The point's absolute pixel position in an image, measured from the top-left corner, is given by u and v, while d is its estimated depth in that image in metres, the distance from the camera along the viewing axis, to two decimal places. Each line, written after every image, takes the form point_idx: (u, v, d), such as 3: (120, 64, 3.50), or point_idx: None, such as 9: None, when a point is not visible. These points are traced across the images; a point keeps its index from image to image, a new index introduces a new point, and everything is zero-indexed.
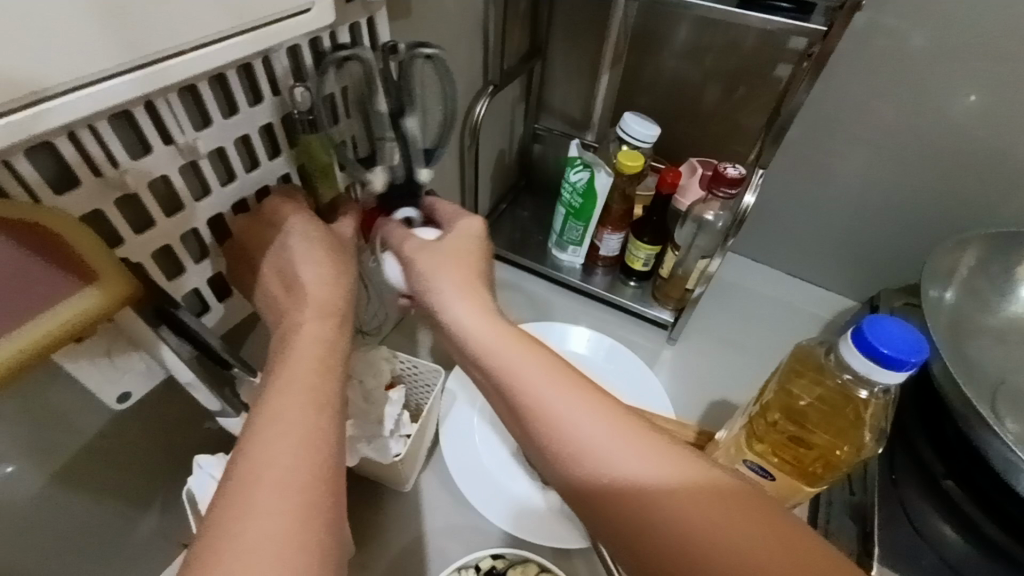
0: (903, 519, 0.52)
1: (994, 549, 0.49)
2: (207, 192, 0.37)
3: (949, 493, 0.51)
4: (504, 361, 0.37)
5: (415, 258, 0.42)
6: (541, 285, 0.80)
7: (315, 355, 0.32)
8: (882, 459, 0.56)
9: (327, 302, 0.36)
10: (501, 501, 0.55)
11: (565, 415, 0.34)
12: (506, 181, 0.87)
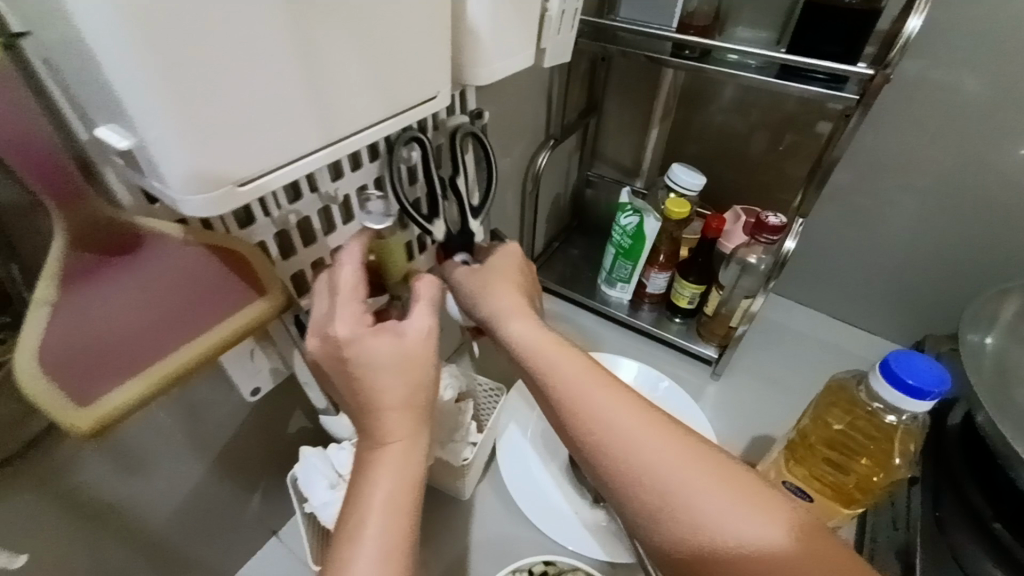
0: (948, 560, 0.51)
1: None
2: (333, 229, 0.46)
3: (998, 536, 0.50)
4: (573, 393, 0.39)
5: (472, 287, 0.47)
6: (591, 318, 0.86)
7: (398, 400, 0.36)
8: (926, 496, 0.55)
9: (404, 399, 0.36)
10: (552, 513, 0.60)
11: (633, 448, 0.36)
12: (560, 222, 0.95)
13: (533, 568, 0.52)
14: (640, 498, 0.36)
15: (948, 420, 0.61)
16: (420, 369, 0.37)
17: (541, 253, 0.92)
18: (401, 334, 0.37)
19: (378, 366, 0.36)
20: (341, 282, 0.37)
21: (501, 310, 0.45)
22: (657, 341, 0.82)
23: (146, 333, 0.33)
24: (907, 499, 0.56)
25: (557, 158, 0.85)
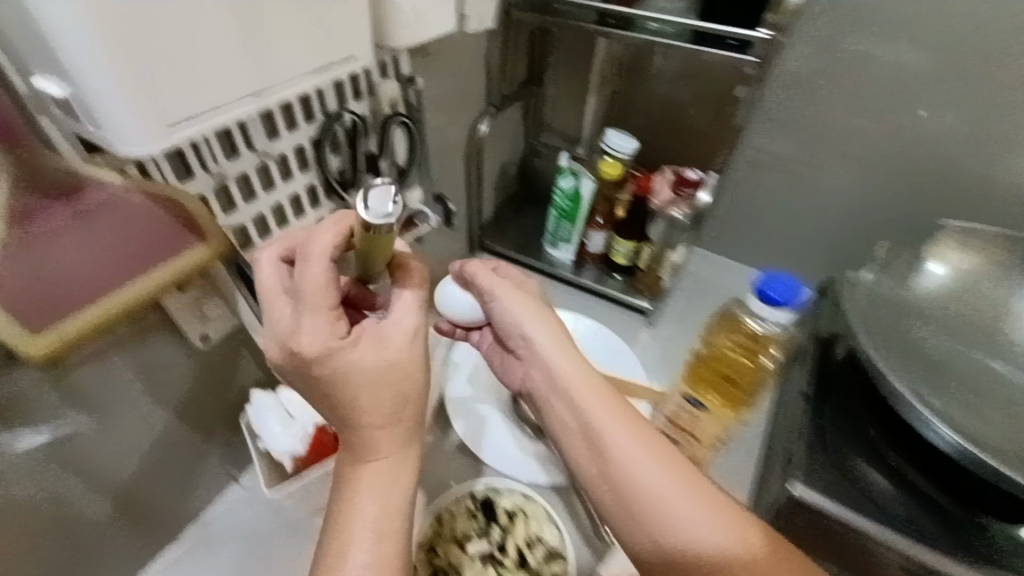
0: (836, 470, 0.58)
1: (920, 498, 0.56)
2: (272, 187, 0.49)
3: (876, 443, 0.60)
4: (601, 420, 0.45)
5: (505, 316, 0.51)
6: (537, 278, 0.91)
7: (390, 427, 0.39)
8: (823, 415, 0.62)
9: (388, 411, 0.39)
10: (494, 449, 0.65)
11: (644, 476, 0.43)
12: (508, 189, 1.00)
13: (476, 495, 0.58)
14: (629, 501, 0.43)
15: (835, 354, 0.67)
16: (405, 390, 0.39)
17: (490, 219, 0.97)
18: (383, 341, 0.38)
19: (370, 382, 0.38)
20: (312, 286, 0.36)
21: (528, 326, 0.50)
22: (599, 297, 0.88)
23: (108, 270, 0.37)
24: (800, 419, 0.63)
25: (501, 126, 0.89)
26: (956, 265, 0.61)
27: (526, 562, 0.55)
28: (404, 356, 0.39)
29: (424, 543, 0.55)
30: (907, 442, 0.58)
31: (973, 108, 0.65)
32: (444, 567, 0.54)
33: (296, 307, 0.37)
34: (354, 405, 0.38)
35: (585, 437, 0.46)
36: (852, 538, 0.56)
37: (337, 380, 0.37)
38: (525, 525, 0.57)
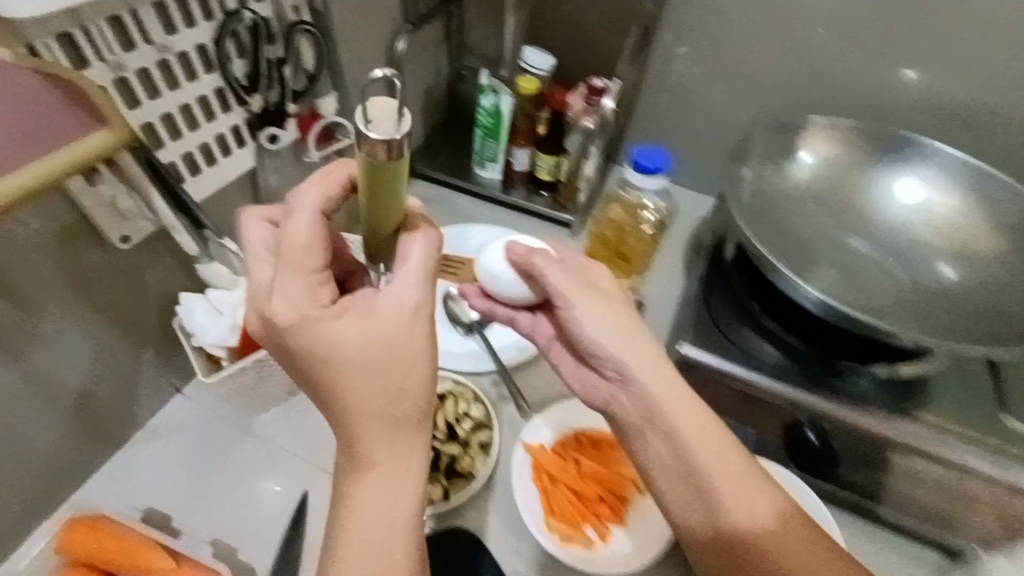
0: (723, 340, 0.64)
1: (798, 359, 0.63)
2: (178, 87, 0.50)
3: (758, 317, 0.66)
4: (665, 408, 0.49)
5: (579, 311, 0.51)
6: (468, 199, 0.94)
7: (390, 418, 0.38)
8: (713, 299, 0.68)
9: (386, 403, 0.38)
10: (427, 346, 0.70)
11: (701, 465, 0.48)
12: (436, 116, 1.00)
13: None
14: (700, 513, 0.48)
15: (725, 254, 0.73)
16: (403, 382, 0.38)
17: (420, 146, 0.98)
18: (372, 317, 0.38)
19: (368, 376, 0.37)
20: (295, 245, 0.37)
21: (605, 337, 0.50)
22: (524, 213, 0.92)
23: (18, 144, 0.39)
24: (696, 304, 0.69)
25: (421, 48, 0.89)
26: (824, 153, 0.67)
27: (456, 435, 0.61)
28: (397, 339, 0.38)
29: None
30: (786, 314, 0.65)
31: (850, 15, 0.71)
32: None
33: (286, 266, 0.37)
34: (352, 393, 0.37)
35: (660, 443, 0.50)
36: (738, 391, 0.62)
37: (320, 359, 0.37)
38: (455, 404, 0.63)
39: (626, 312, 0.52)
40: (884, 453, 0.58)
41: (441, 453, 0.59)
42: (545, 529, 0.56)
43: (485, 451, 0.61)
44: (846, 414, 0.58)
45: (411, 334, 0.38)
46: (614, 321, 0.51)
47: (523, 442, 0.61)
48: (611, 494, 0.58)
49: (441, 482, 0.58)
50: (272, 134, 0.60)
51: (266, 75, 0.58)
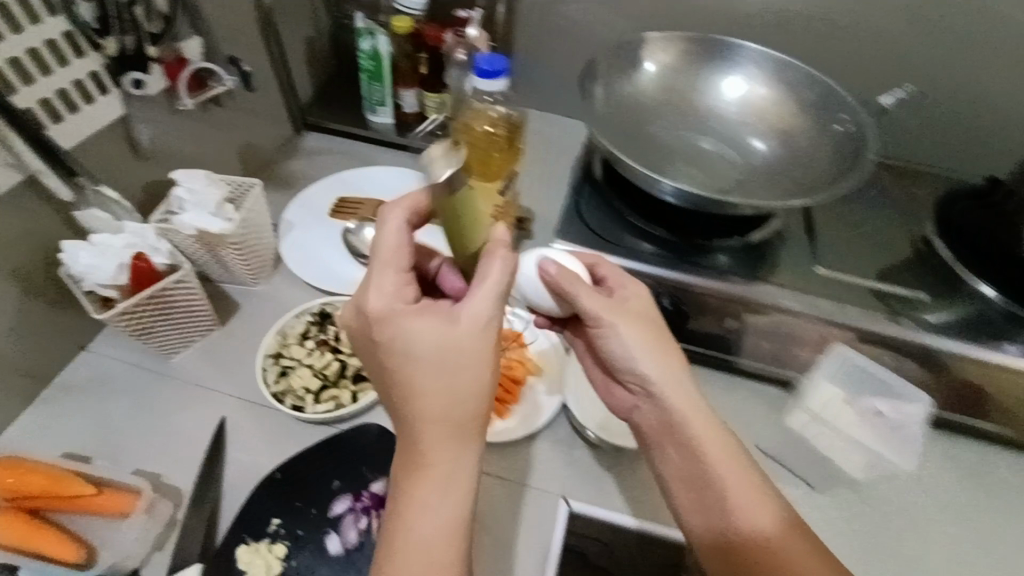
0: (601, 240, 0.70)
1: (672, 248, 0.69)
2: (21, 29, 0.53)
3: (630, 219, 0.72)
4: (682, 406, 0.52)
5: (612, 320, 0.53)
6: (364, 145, 0.96)
7: (444, 429, 0.42)
8: (589, 211, 0.74)
9: (461, 407, 0.42)
10: (333, 278, 0.75)
11: (719, 460, 0.50)
12: (325, 68, 1.00)
13: (315, 310, 0.68)
14: (708, 511, 0.50)
15: (594, 171, 0.78)
16: (460, 390, 0.42)
17: (312, 98, 0.98)
18: (450, 324, 0.42)
19: (445, 378, 0.42)
20: (385, 244, 0.45)
21: (639, 356, 0.53)
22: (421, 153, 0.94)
23: None
24: (579, 214, 0.73)
25: None
26: (663, 61, 0.75)
27: None
28: (462, 343, 0.42)
29: (272, 352, 0.65)
30: (652, 210, 0.72)
31: None
32: (289, 363, 0.64)
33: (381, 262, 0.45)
34: (413, 402, 0.42)
35: (678, 451, 0.53)
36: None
37: (397, 353, 0.42)
38: None
39: (660, 334, 0.54)
40: (736, 311, 0.66)
41: (348, 363, 0.64)
42: None
43: None
44: (701, 282, 0.66)
45: (476, 345, 0.42)
46: (654, 340, 0.54)
47: None
48: (505, 376, 0.65)
49: (349, 388, 0.63)
50: (137, 81, 0.62)
51: (115, 17, 0.58)
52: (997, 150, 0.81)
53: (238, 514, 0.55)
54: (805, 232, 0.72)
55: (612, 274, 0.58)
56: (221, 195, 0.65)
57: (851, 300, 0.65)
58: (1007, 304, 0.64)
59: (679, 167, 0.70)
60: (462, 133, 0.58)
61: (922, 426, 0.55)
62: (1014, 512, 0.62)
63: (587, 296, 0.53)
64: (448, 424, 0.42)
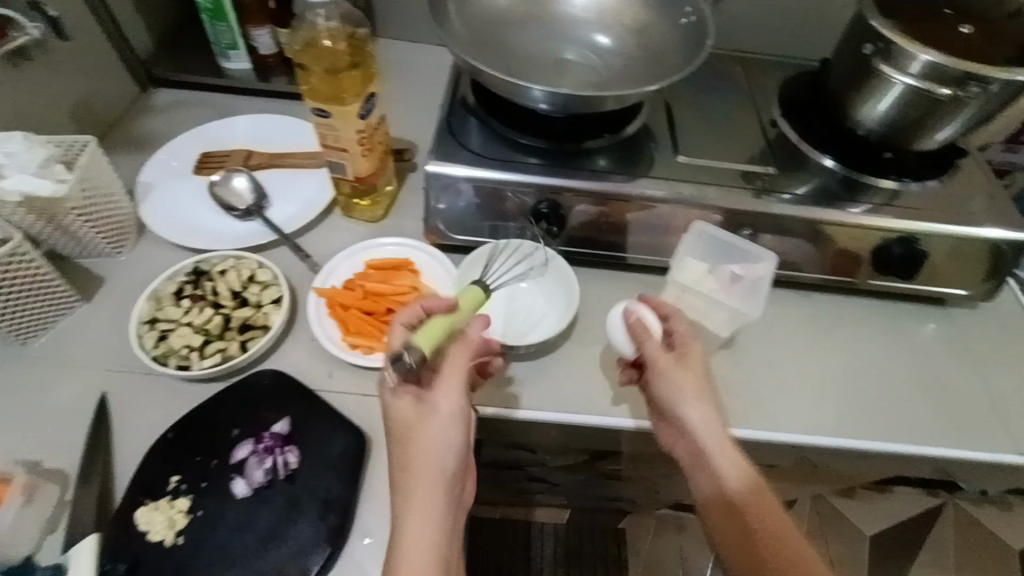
0: (475, 154, 0.68)
1: (550, 157, 0.69)
2: None
3: (505, 133, 0.71)
4: (720, 447, 0.56)
5: (663, 369, 0.58)
6: (225, 96, 0.89)
7: (429, 494, 0.48)
8: (464, 130, 0.72)
9: (434, 478, 0.48)
10: (205, 236, 0.71)
11: (737, 487, 0.55)
12: (165, 13, 0.91)
13: (188, 270, 0.65)
14: (721, 508, 0.56)
15: (467, 97, 0.77)
16: (440, 460, 0.49)
17: (155, 49, 0.89)
18: (430, 408, 0.50)
19: (422, 450, 0.49)
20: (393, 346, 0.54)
21: (682, 399, 0.57)
22: (289, 96, 0.89)
23: None
24: (455, 132, 0.71)
25: None
26: None
27: (246, 299, 0.64)
28: (440, 420, 0.50)
29: (146, 318, 0.62)
30: (533, 126, 0.72)
31: None
32: (167, 325, 0.61)
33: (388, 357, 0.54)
34: (405, 470, 0.49)
35: (709, 485, 0.57)
36: (496, 194, 0.67)
37: (397, 430, 0.50)
38: (238, 273, 0.65)
39: (701, 384, 0.58)
40: (614, 208, 0.68)
41: (232, 316, 0.63)
42: (340, 347, 0.62)
43: (278, 304, 0.64)
44: (586, 183, 0.67)
45: (452, 427, 0.50)
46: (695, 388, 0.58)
47: (314, 288, 0.66)
48: (399, 304, 0.65)
49: (237, 339, 0.61)
50: None
51: None
52: (817, 36, 0.91)
53: (132, 478, 0.53)
54: (666, 123, 0.77)
55: (675, 328, 0.61)
56: (46, 156, 0.61)
57: (716, 181, 0.70)
58: (842, 170, 0.72)
59: (545, 76, 0.71)
60: (304, 54, 0.63)
61: (770, 279, 0.65)
62: (859, 346, 0.73)
63: (653, 346, 0.58)
64: (426, 489, 0.48)
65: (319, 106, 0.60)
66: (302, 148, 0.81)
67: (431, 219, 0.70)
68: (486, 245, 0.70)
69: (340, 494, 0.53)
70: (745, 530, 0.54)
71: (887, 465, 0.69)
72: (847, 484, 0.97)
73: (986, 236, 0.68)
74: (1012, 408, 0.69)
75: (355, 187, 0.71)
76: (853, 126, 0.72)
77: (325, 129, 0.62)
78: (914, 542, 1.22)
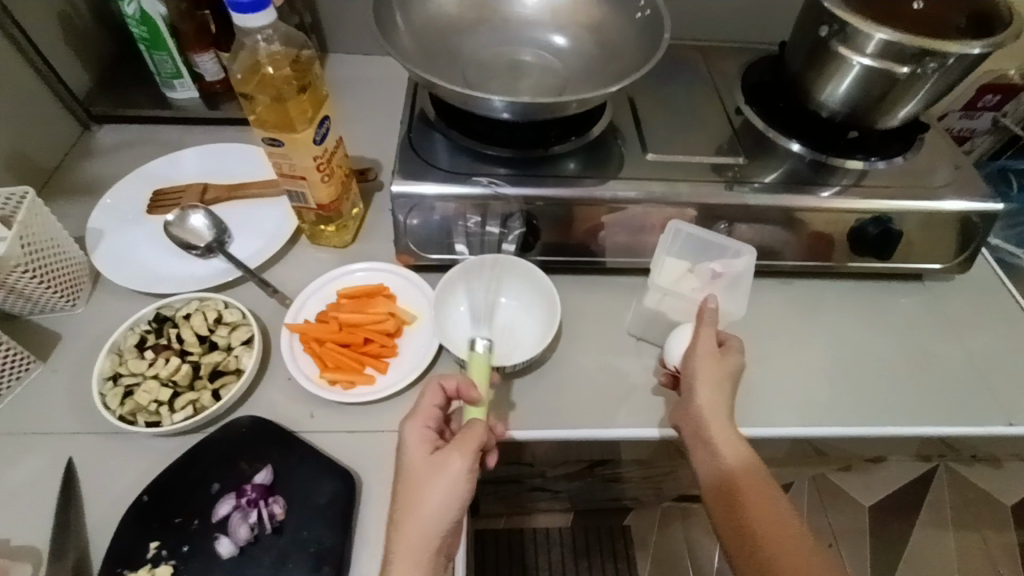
0: (435, 169, 0.66)
1: (516, 164, 0.68)
2: None
3: (467, 145, 0.69)
4: (728, 441, 0.54)
5: (702, 361, 0.56)
6: (174, 128, 0.86)
7: (425, 543, 0.47)
8: (426, 146, 0.70)
9: (417, 550, 0.47)
10: (166, 280, 0.68)
11: (741, 475, 0.52)
12: (101, 47, 0.86)
13: (149, 318, 0.62)
14: (712, 486, 0.53)
15: (426, 110, 0.75)
16: (438, 511, 0.48)
17: (94, 85, 0.85)
18: (442, 465, 0.49)
19: (414, 519, 0.47)
20: (423, 402, 0.54)
21: (704, 395, 0.55)
22: (242, 123, 0.85)
23: None
24: (417, 148, 0.69)
25: None
26: None
27: (215, 343, 0.61)
28: (441, 472, 0.49)
29: (109, 374, 0.58)
30: (498, 136, 0.70)
31: None
32: (131, 380, 0.58)
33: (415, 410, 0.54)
34: (408, 515, 0.48)
35: (711, 477, 0.53)
36: (463, 209, 0.65)
37: (407, 480, 0.50)
38: (204, 316, 0.62)
39: (724, 377, 0.56)
40: (587, 213, 0.67)
41: (201, 363, 0.60)
42: (317, 384, 0.60)
43: (249, 345, 0.61)
44: (557, 188, 0.66)
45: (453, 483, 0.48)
46: (714, 378, 0.56)
47: (286, 323, 0.63)
48: (375, 333, 0.63)
49: (209, 388, 0.58)
50: None
51: None
52: (771, 19, 0.91)
53: (108, 549, 0.50)
54: (631, 120, 0.76)
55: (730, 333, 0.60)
56: None
57: (687, 176, 0.69)
58: (809, 154, 0.72)
59: (503, 84, 0.69)
60: (247, 83, 0.61)
61: (751, 275, 0.64)
62: (842, 327, 0.73)
63: (704, 337, 0.58)
64: (409, 559, 0.47)
65: (268, 134, 0.58)
66: (261, 175, 0.78)
67: (402, 239, 0.67)
68: (462, 262, 0.68)
69: (333, 541, 0.51)
70: (732, 497, 0.52)
71: (882, 443, 0.69)
72: (843, 459, 0.97)
73: (946, 208, 0.68)
74: (994, 374, 0.70)
75: (318, 215, 0.68)
76: (817, 109, 0.72)
77: (278, 158, 0.60)
78: (910, 506, 1.24)
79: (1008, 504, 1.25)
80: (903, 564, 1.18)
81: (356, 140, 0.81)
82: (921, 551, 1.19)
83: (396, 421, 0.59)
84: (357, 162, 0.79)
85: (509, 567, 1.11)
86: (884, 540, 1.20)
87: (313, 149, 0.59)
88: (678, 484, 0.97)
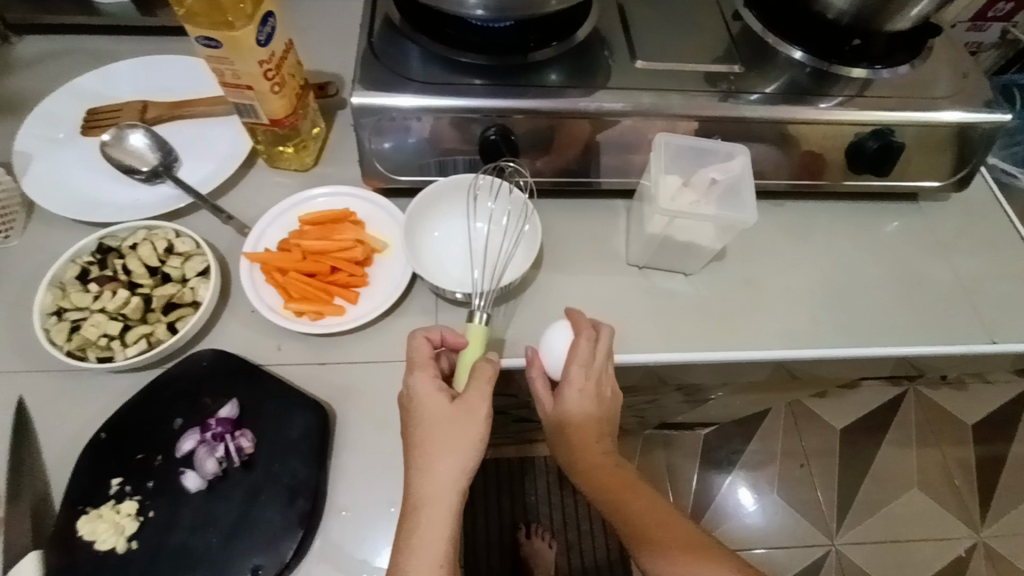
0: (404, 81, 0.59)
1: (494, 75, 0.61)
2: None
3: (438, 52, 0.62)
4: (567, 415, 0.55)
5: (540, 369, 0.57)
6: (104, 38, 0.76)
7: (454, 480, 0.46)
8: (393, 53, 0.62)
9: (449, 492, 0.46)
10: (108, 208, 0.61)
11: (578, 438, 0.55)
12: None
13: (91, 249, 0.57)
14: (559, 443, 0.56)
15: (390, 14, 0.66)
16: (463, 448, 0.47)
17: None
18: (468, 407, 0.48)
19: (442, 464, 0.46)
20: (418, 352, 0.51)
21: (543, 394, 0.57)
22: (184, 33, 0.76)
23: None
24: (383, 54, 0.62)
25: None
26: None
27: (168, 274, 0.56)
28: (465, 413, 0.47)
29: (51, 309, 0.54)
30: (473, 41, 0.63)
31: None
32: (76, 315, 0.53)
33: (414, 358, 0.51)
34: (434, 457, 0.46)
35: (560, 444, 0.56)
36: (437, 125, 0.59)
37: (422, 424, 0.47)
38: (152, 245, 0.56)
39: (584, 362, 0.54)
40: (567, 130, 0.61)
41: (153, 295, 0.55)
42: (284, 316, 0.56)
43: (205, 276, 0.56)
44: (535, 98, 0.59)
45: (479, 422, 0.47)
46: (589, 387, 0.55)
47: (245, 253, 0.58)
48: (344, 262, 0.58)
49: (164, 321, 0.54)
50: None
51: None
52: None
53: (67, 487, 0.48)
54: (619, 25, 0.68)
55: (580, 327, 0.56)
56: None
57: (680, 87, 0.63)
58: (811, 61, 0.67)
59: None
60: None
61: (749, 176, 0.60)
62: (832, 249, 0.71)
63: (556, 347, 0.56)
64: (439, 499, 0.46)
65: (204, 35, 0.50)
66: (207, 91, 0.70)
67: (368, 161, 0.62)
68: (435, 183, 0.63)
69: (307, 475, 0.49)
70: (572, 455, 0.55)
71: (865, 367, 0.68)
72: (821, 386, 0.99)
73: (947, 120, 0.64)
74: (982, 295, 0.69)
75: (273, 132, 0.62)
76: (822, 10, 0.65)
77: (218, 63, 0.53)
78: (878, 426, 1.28)
79: (970, 424, 1.30)
80: (867, 480, 1.23)
81: (313, 53, 0.73)
82: (886, 468, 1.25)
83: (370, 353, 0.56)
84: (314, 77, 0.71)
85: (497, 495, 1.14)
86: (852, 458, 1.25)
87: (252, 53, 0.52)
88: (659, 413, 0.97)
